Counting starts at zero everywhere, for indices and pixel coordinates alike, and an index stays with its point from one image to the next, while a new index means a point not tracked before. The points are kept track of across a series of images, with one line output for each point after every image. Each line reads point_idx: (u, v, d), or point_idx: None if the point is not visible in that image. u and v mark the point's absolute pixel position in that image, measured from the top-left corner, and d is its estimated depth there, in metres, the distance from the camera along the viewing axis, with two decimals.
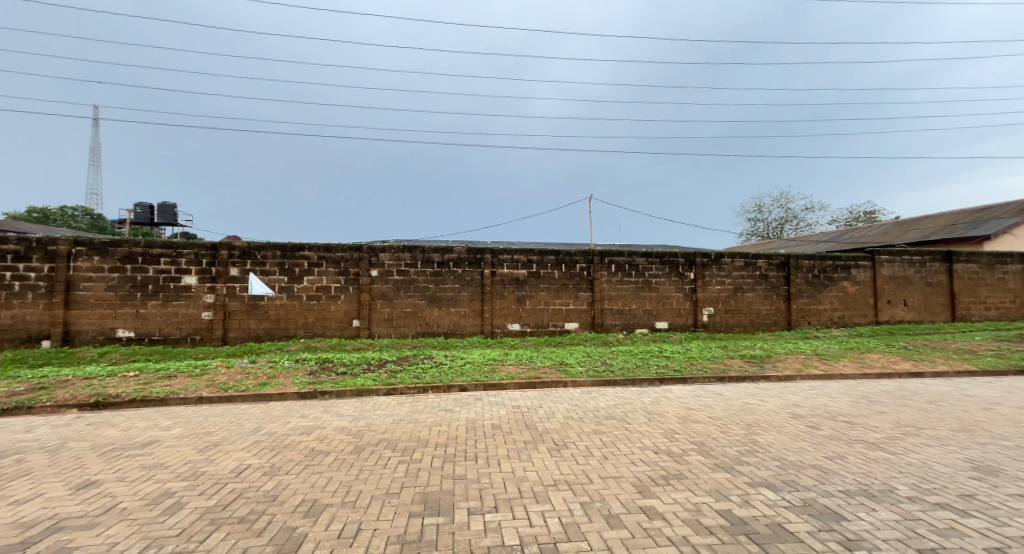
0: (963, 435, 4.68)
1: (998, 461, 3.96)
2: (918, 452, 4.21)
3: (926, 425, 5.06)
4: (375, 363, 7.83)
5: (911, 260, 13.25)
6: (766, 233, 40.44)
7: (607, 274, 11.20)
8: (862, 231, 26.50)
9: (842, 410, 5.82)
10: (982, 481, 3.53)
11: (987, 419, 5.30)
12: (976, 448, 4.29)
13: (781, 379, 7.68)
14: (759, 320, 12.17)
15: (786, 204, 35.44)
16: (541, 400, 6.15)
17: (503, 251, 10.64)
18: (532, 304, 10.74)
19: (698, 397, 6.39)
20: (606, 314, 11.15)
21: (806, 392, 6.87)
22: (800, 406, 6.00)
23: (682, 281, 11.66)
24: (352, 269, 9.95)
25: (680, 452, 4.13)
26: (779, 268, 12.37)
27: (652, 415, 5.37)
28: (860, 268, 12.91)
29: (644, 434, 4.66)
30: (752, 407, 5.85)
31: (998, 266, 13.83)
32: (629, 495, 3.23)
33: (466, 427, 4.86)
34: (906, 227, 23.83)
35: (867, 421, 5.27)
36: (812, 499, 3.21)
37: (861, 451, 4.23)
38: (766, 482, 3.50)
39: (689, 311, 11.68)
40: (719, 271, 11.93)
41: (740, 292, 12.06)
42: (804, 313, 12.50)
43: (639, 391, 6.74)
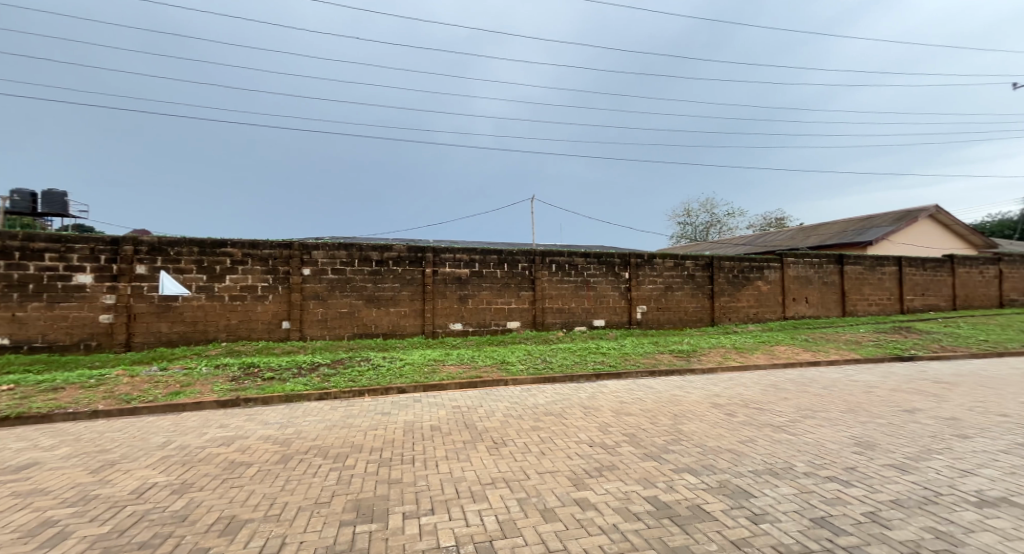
0: (851, 416, 5.32)
1: (877, 437, 4.54)
2: (816, 432, 4.73)
3: (824, 409, 5.69)
4: (307, 367, 7.45)
5: (814, 261, 14.78)
6: (693, 236, 43.23)
7: (548, 274, 11.44)
8: (773, 235, 29.17)
9: (755, 397, 6.39)
10: (864, 455, 4.04)
11: (870, 400, 6.06)
12: (861, 427, 4.90)
13: (705, 371, 8.27)
14: (687, 317, 13.00)
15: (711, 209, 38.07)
16: (481, 399, 6.17)
17: (445, 250, 10.53)
18: (475, 304, 10.73)
19: (631, 390, 6.72)
20: (547, 313, 11.39)
21: (726, 382, 7.46)
22: (719, 395, 6.50)
23: (618, 280, 12.18)
24: (282, 268, 9.41)
25: (613, 444, 4.33)
26: (705, 269, 13.27)
27: (588, 410, 5.58)
28: (772, 268, 14.20)
29: (580, 428, 4.83)
30: (679, 399, 6.25)
31: (879, 267, 15.79)
32: (564, 488, 3.34)
33: (404, 429, 4.78)
34: (809, 232, 26.52)
35: (776, 406, 5.83)
36: (726, 480, 3.50)
37: (769, 434, 4.68)
38: (688, 467, 3.76)
39: (624, 309, 12.22)
40: (652, 271, 12.60)
41: (671, 291, 12.81)
42: (726, 310, 13.53)
43: (576, 387, 6.97)
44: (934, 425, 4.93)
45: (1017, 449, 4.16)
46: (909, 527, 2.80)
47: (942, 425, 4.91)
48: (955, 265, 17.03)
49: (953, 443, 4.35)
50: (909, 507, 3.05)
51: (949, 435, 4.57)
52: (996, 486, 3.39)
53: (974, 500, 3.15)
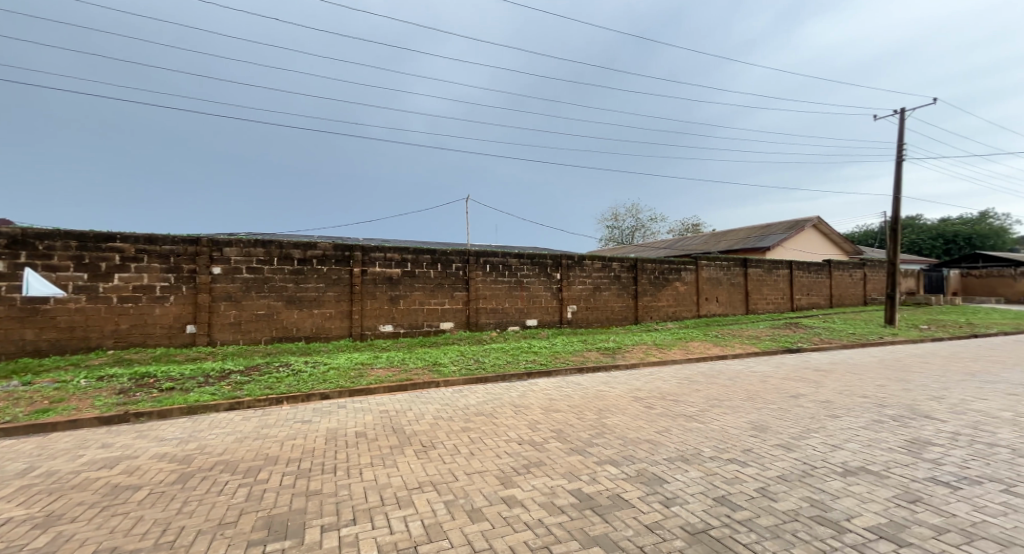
0: (751, 403, 5.90)
1: (770, 420, 5.08)
2: (722, 420, 5.18)
3: (730, 398, 6.25)
4: (216, 375, 6.81)
5: (724, 264, 16.18)
6: (620, 238, 45.46)
7: (481, 274, 11.43)
8: (690, 240, 31.49)
9: (672, 390, 6.86)
10: (759, 437, 4.50)
11: (766, 388, 6.76)
12: (758, 412, 5.45)
13: (629, 367, 8.72)
14: (614, 316, 13.63)
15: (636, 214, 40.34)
16: (410, 402, 6.02)
17: (375, 249, 10.16)
18: (406, 304, 10.46)
19: (560, 388, 6.91)
20: (480, 313, 11.38)
21: (647, 377, 7.93)
22: (640, 389, 6.89)
23: (550, 281, 12.47)
24: (187, 266, 8.56)
25: (541, 441, 4.43)
26: (630, 270, 14.00)
27: (518, 408, 5.65)
28: (689, 270, 15.33)
29: (510, 427, 4.89)
30: (604, 394, 6.54)
31: (776, 270, 17.63)
32: (492, 487, 3.37)
33: (326, 437, 4.54)
34: (721, 237, 28.97)
35: (690, 397, 6.30)
36: (644, 469, 3.72)
37: (683, 423, 5.05)
38: (610, 459, 3.95)
39: (555, 309, 12.54)
40: (582, 272, 13.05)
41: (599, 291, 13.35)
42: (648, 309, 14.37)
43: (508, 386, 7.04)
44: (814, 407, 5.62)
45: (875, 425, 4.87)
46: (792, 498, 3.18)
47: (820, 407, 5.62)
48: (834, 268, 19.50)
49: (828, 422, 5.00)
50: (793, 481, 3.45)
51: (825, 416, 5.24)
52: (858, 457, 3.96)
53: (842, 471, 3.64)
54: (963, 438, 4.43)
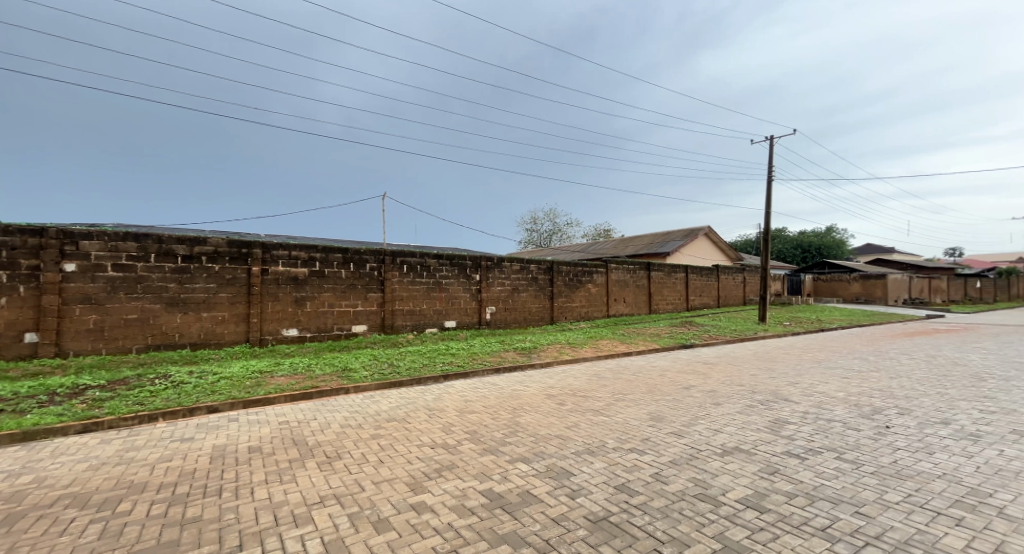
0: (651, 396, 6.35)
1: (666, 410, 5.51)
2: (626, 412, 5.50)
3: (633, 391, 6.68)
4: (67, 393, 5.75)
5: (631, 267, 17.32)
6: (538, 241, 46.76)
7: (398, 275, 11.02)
8: (602, 244, 33.31)
9: (583, 386, 7.16)
10: (656, 427, 4.85)
11: (665, 381, 7.32)
12: (657, 404, 5.87)
13: (543, 366, 8.95)
14: (531, 316, 13.92)
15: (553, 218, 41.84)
16: (315, 411, 5.59)
17: (278, 246, 9.33)
18: (313, 307, 9.74)
19: (476, 389, 6.88)
20: (396, 315, 10.96)
21: (559, 374, 8.21)
22: (553, 387, 7.09)
23: (469, 282, 12.39)
24: (29, 262, 7.15)
25: (454, 443, 4.35)
26: (547, 272, 14.41)
27: (431, 411, 5.51)
28: (600, 272, 16.18)
29: (423, 431, 4.74)
30: (518, 393, 6.62)
31: (674, 273, 19.26)
32: (401, 494, 3.23)
33: (211, 456, 4.04)
34: (628, 242, 31.04)
35: (598, 393, 6.61)
36: (553, 464, 3.82)
37: (590, 417, 5.28)
38: (521, 456, 4.00)
39: (474, 310, 12.49)
40: (501, 273, 13.15)
41: (517, 292, 13.56)
42: (563, 309, 14.90)
43: (423, 389, 6.85)
44: (703, 397, 6.20)
45: (749, 409, 5.51)
46: (681, 480, 3.47)
47: (707, 396, 6.22)
48: (721, 272, 21.82)
49: (713, 409, 5.54)
50: (682, 464, 3.76)
51: (711, 404, 5.80)
52: (735, 438, 4.44)
53: (721, 451, 4.06)
54: (811, 416, 5.18)
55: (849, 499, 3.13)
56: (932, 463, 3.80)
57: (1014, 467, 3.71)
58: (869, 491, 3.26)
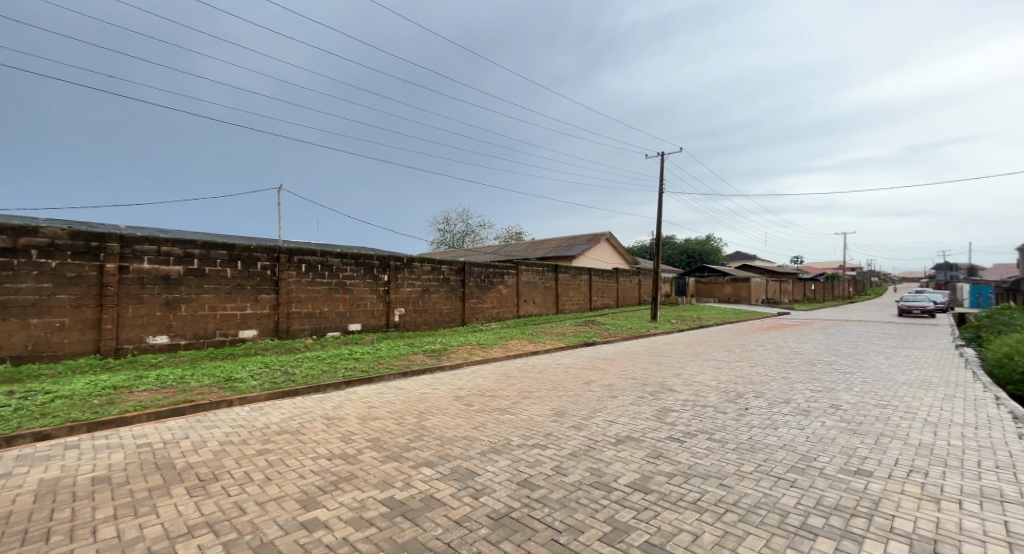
0: (555, 392, 6.61)
1: (568, 406, 5.77)
2: (530, 410, 5.66)
3: (539, 389, 6.90)
4: None
5: (539, 269, 17.91)
6: (450, 241, 46.38)
7: (295, 274, 10.21)
8: (513, 246, 34.02)
9: (491, 386, 7.24)
10: (558, 422, 5.07)
11: (568, 378, 7.67)
12: (560, 400, 6.13)
13: (453, 367, 8.88)
14: (442, 317, 13.73)
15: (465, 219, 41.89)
16: (186, 429, 4.95)
17: (143, 240, 8.11)
18: (189, 310, 8.64)
19: (381, 394, 6.61)
20: (292, 318, 10.13)
21: (467, 376, 8.21)
22: (462, 388, 7.07)
23: (376, 282, 11.89)
24: None
25: (355, 452, 4.13)
26: (458, 273, 14.33)
27: (330, 420, 5.18)
28: (511, 274, 16.49)
29: (319, 442, 4.43)
30: (425, 396, 6.49)
31: (579, 276, 20.30)
32: (290, 513, 2.99)
33: (41, 493, 3.37)
34: (538, 245, 32.08)
35: (506, 392, 6.73)
36: (458, 465, 3.80)
37: (496, 417, 5.35)
38: (426, 461, 3.92)
39: (382, 312, 12.01)
40: (411, 273, 12.80)
41: (428, 293, 13.29)
42: (474, 310, 14.93)
43: (321, 397, 6.41)
44: (601, 391, 6.61)
45: (640, 400, 5.99)
46: (578, 470, 3.66)
47: (605, 390, 6.64)
48: (621, 275, 23.47)
49: (610, 402, 5.93)
50: (580, 456, 3.97)
51: (608, 397, 6.21)
52: (627, 427, 4.80)
53: (615, 440, 4.37)
54: (691, 403, 5.79)
55: (716, 474, 3.56)
56: (777, 436, 4.47)
57: (833, 434, 4.52)
58: (731, 465, 3.74)
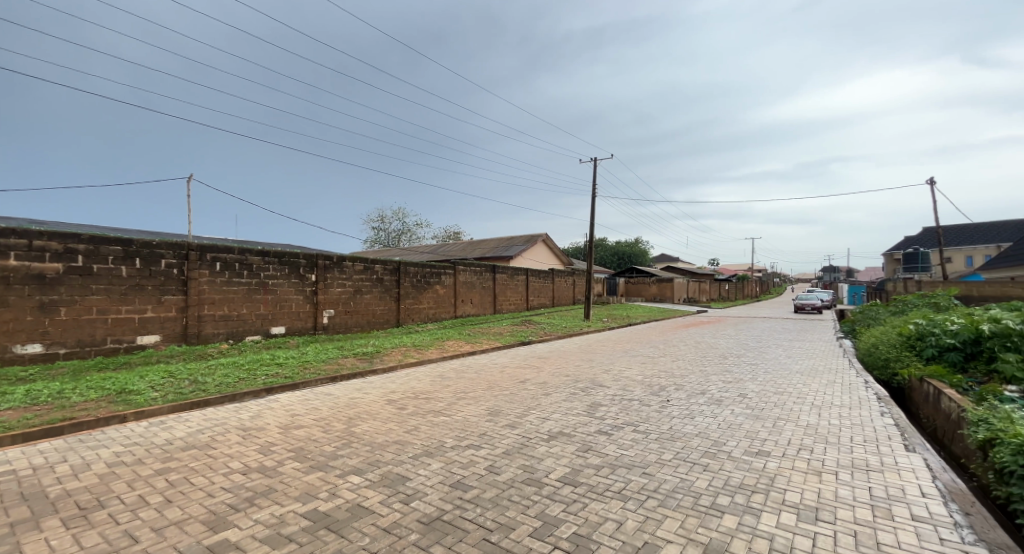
0: (490, 392, 6.61)
1: (503, 405, 5.80)
2: (463, 410, 5.62)
3: (474, 389, 6.87)
4: None
5: (476, 270, 17.84)
6: (385, 241, 44.93)
7: (207, 273, 9.35)
8: (451, 246, 33.62)
9: (425, 388, 7.10)
10: (493, 421, 5.07)
11: (504, 377, 7.72)
12: (495, 399, 6.14)
13: (385, 370, 8.59)
14: (374, 319, 13.24)
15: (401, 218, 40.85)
16: (66, 452, 4.33)
17: (15, 234, 7.00)
18: (72, 314, 7.57)
19: (305, 401, 6.23)
20: (204, 322, 9.27)
21: (401, 378, 7.99)
22: (394, 392, 6.86)
23: (302, 283, 11.21)
24: None
25: (274, 464, 3.85)
26: (392, 273, 13.91)
27: (247, 432, 4.79)
28: (447, 274, 16.28)
29: (232, 456, 4.08)
30: (355, 401, 6.22)
31: (516, 276, 20.50)
32: (195, 537, 2.72)
33: None
34: (475, 245, 32.01)
35: (440, 393, 6.64)
36: (388, 471, 3.67)
37: (429, 419, 5.26)
38: (353, 468, 3.75)
39: (309, 314, 11.35)
40: (341, 273, 12.22)
41: (359, 294, 12.76)
42: (409, 311, 14.56)
43: (235, 408, 5.92)
44: (536, 389, 6.71)
45: (572, 396, 6.16)
46: (511, 468, 3.70)
47: (539, 388, 6.75)
48: (556, 276, 24.03)
49: (544, 399, 6.03)
50: (513, 454, 4.01)
51: (541, 395, 6.32)
52: (559, 423, 4.92)
53: (547, 437, 4.46)
54: (619, 398, 6.05)
55: (640, 463, 3.74)
56: (694, 425, 4.80)
57: (740, 421, 4.94)
58: (653, 454, 3.95)
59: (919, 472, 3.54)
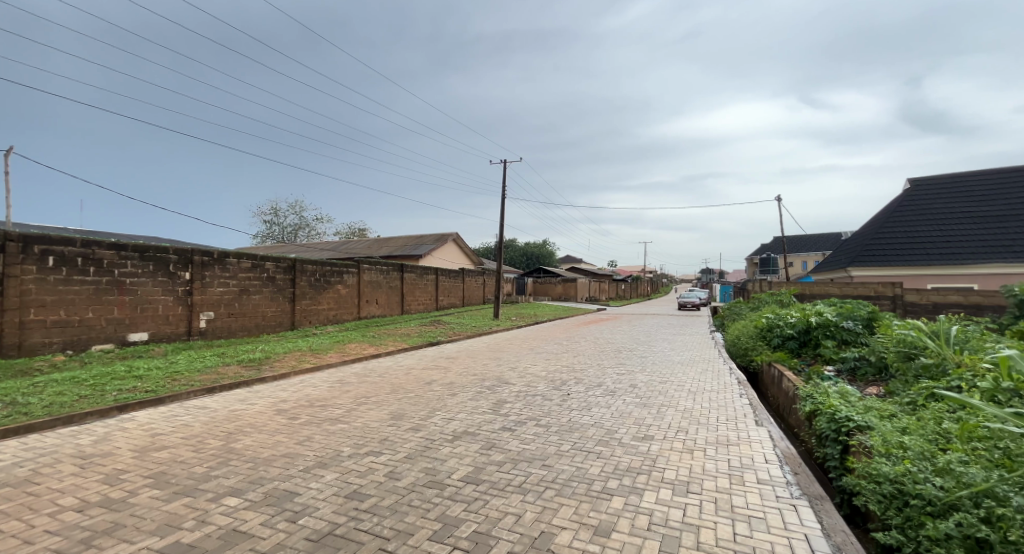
0: (394, 395, 6.37)
1: (407, 408, 5.62)
2: (362, 416, 5.33)
3: (375, 394, 6.56)
4: None
5: (382, 269, 17.11)
6: (279, 236, 41.17)
7: (38, 270, 7.75)
8: (355, 243, 31.90)
9: (320, 395, 6.62)
10: (395, 426, 4.89)
11: (409, 380, 7.48)
12: (399, 403, 5.93)
13: (275, 377, 7.84)
14: (264, 322, 12.04)
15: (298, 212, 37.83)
16: None
17: None
18: None
19: (171, 418, 5.44)
20: (32, 329, 7.65)
21: (293, 386, 7.35)
22: (284, 401, 6.30)
23: (172, 282, 9.82)
24: None
25: (125, 495, 3.29)
26: (286, 271, 12.78)
27: (89, 460, 4.04)
28: (350, 273, 15.38)
29: (67, 491, 3.41)
30: (237, 414, 5.58)
31: (425, 275, 20.05)
32: None
33: None
34: (381, 243, 30.74)
35: (337, 400, 6.23)
36: (272, 488, 3.34)
37: (324, 428, 4.91)
38: (231, 489, 3.35)
39: (182, 318, 9.98)
40: (223, 272, 10.93)
41: (246, 294, 11.51)
42: (306, 313, 13.48)
43: (74, 432, 4.97)
44: (442, 390, 6.60)
45: (478, 395, 6.16)
46: (412, 472, 3.59)
47: (446, 389, 6.65)
48: (466, 275, 23.96)
49: (449, 400, 5.96)
50: (415, 457, 3.90)
51: (447, 395, 6.25)
52: (463, 423, 4.90)
53: (451, 437, 4.41)
54: (522, 394, 6.20)
55: (540, 456, 3.87)
56: (590, 416, 5.09)
57: (630, 409, 5.35)
58: (553, 446, 4.11)
59: (765, 442, 4.14)
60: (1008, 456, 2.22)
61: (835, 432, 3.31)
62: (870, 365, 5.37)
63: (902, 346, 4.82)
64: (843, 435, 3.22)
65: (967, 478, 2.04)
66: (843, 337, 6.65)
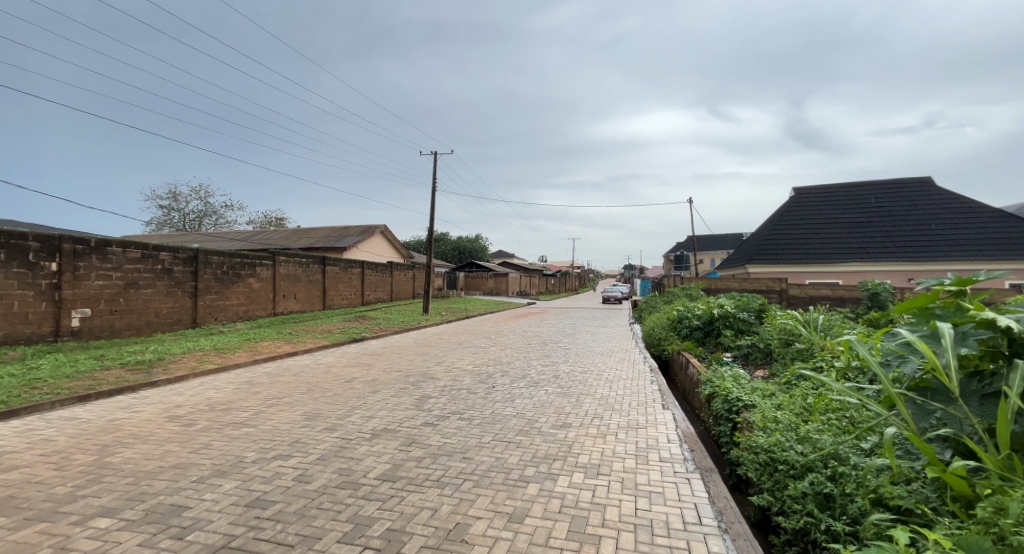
0: (309, 395, 6.02)
1: (322, 408, 5.34)
2: (270, 419, 4.97)
3: (288, 394, 6.16)
4: None
5: (300, 262, 16.01)
6: (180, 224, 36.78)
7: None
8: (271, 234, 29.51)
9: (223, 398, 6.06)
10: (308, 427, 4.62)
11: (327, 378, 7.11)
12: (314, 403, 5.62)
13: (169, 381, 7.03)
14: (157, 320, 10.75)
15: (206, 196, 34.31)
16: None
17: None
18: None
19: (27, 433, 4.67)
20: None
21: (191, 389, 6.66)
22: (178, 406, 5.68)
23: (32, 274, 8.39)
24: None
25: None
26: (185, 263, 11.50)
27: None
28: (262, 266, 14.20)
29: None
30: (116, 424, 4.93)
31: (350, 268, 19.09)
32: None
33: None
34: (301, 234, 28.80)
35: (243, 402, 5.76)
36: (156, 504, 3.01)
37: (225, 433, 4.51)
38: (104, 509, 2.96)
39: (47, 316, 8.59)
40: (103, 262, 9.60)
41: (133, 289, 10.21)
42: (210, 309, 12.24)
43: None
44: (363, 387, 6.36)
45: (401, 391, 6.01)
46: (324, 475, 3.41)
47: (367, 386, 6.41)
48: (394, 269, 23.19)
49: (369, 398, 5.76)
50: (329, 458, 3.72)
51: (368, 393, 6.03)
52: (383, 420, 4.77)
53: (369, 436, 4.27)
54: (447, 388, 6.16)
55: (460, 449, 3.88)
56: (512, 407, 5.20)
57: (551, 399, 5.54)
58: (473, 438, 4.14)
59: (668, 424, 4.50)
60: (852, 422, 2.62)
61: (727, 411, 3.70)
62: (759, 350, 6.04)
63: (783, 334, 5.52)
64: (733, 414, 3.60)
65: (820, 444, 2.38)
66: (738, 327, 7.43)
